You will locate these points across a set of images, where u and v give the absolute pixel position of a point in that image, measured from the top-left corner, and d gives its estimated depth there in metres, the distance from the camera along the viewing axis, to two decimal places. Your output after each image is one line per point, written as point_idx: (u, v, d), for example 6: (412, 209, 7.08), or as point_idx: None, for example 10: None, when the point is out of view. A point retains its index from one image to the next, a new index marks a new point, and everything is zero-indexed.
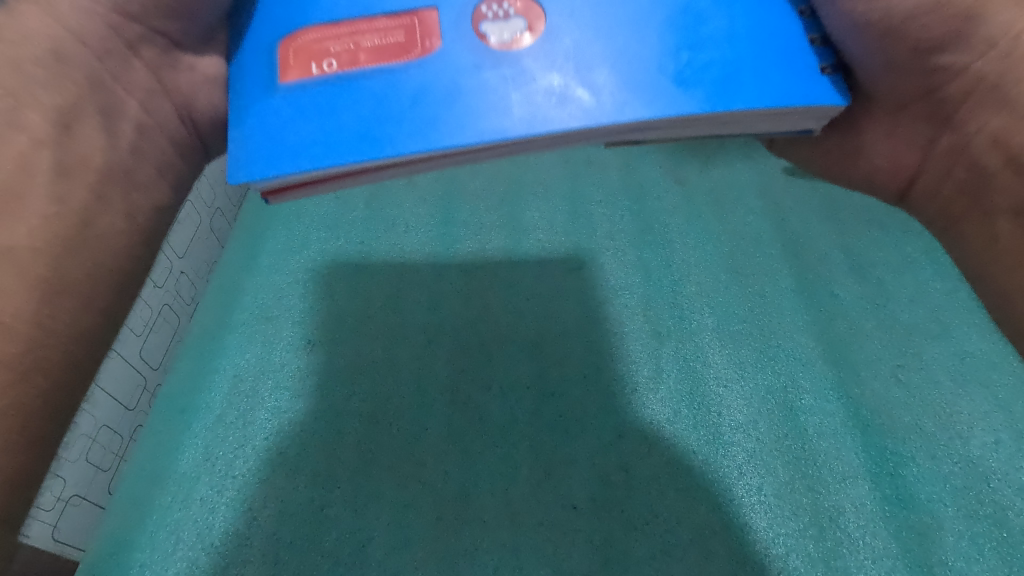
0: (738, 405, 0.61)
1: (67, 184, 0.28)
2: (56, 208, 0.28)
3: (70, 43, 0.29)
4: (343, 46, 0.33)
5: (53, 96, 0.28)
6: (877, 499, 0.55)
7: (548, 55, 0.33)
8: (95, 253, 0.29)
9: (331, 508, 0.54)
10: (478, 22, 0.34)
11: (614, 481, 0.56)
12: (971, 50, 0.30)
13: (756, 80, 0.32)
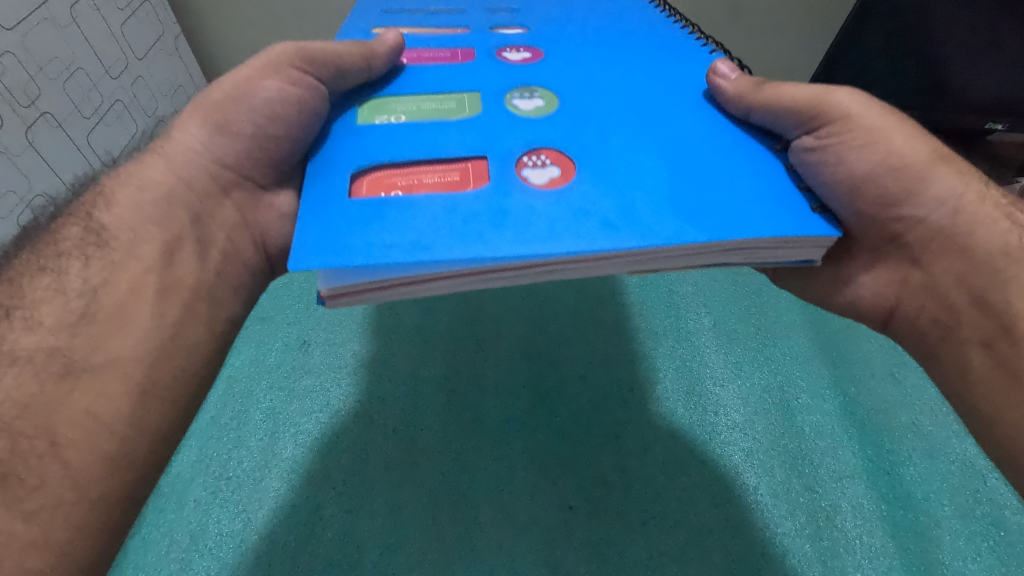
0: (735, 404, 0.60)
1: (167, 304, 0.34)
2: (155, 324, 0.33)
3: (182, 194, 0.37)
4: (404, 181, 0.35)
5: (163, 233, 0.35)
6: (874, 498, 0.54)
7: (582, 193, 0.34)
8: (178, 355, 0.33)
9: (325, 509, 0.54)
10: (520, 168, 0.36)
11: (610, 481, 0.55)
12: (925, 206, 0.36)
13: (765, 211, 0.33)
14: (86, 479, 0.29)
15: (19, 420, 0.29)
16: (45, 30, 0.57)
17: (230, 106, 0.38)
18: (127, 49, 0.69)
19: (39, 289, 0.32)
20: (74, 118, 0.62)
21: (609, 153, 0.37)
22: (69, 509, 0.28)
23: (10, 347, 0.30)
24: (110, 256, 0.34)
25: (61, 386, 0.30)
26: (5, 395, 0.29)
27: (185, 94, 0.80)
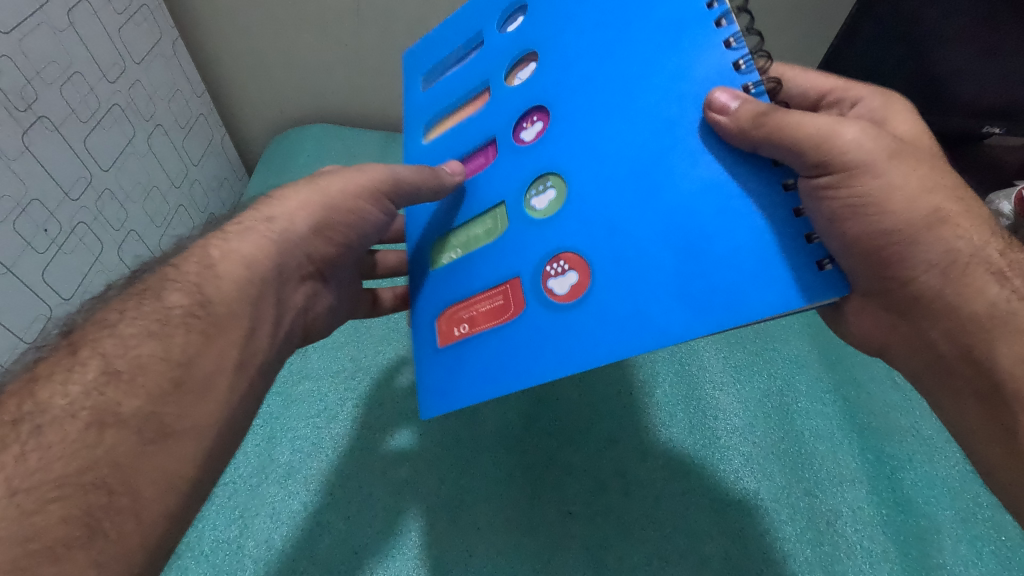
0: (735, 409, 0.60)
1: (240, 377, 0.41)
2: (230, 397, 0.40)
3: (269, 271, 0.44)
4: (469, 315, 0.45)
5: (253, 309, 0.42)
6: (874, 502, 0.54)
7: (597, 300, 0.39)
8: (236, 419, 0.40)
9: (322, 516, 0.53)
10: (546, 280, 0.42)
11: (610, 486, 0.55)
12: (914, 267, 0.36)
13: (749, 282, 0.34)
14: (149, 530, 0.34)
15: (111, 480, 0.34)
16: (41, 34, 0.57)
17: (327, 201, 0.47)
18: (125, 54, 0.69)
19: (143, 357, 0.38)
20: (71, 121, 0.61)
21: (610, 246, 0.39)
22: (132, 556, 0.34)
23: (114, 408, 0.36)
24: (212, 333, 0.40)
25: (151, 449, 0.36)
26: (107, 454, 0.34)
27: (184, 98, 0.80)
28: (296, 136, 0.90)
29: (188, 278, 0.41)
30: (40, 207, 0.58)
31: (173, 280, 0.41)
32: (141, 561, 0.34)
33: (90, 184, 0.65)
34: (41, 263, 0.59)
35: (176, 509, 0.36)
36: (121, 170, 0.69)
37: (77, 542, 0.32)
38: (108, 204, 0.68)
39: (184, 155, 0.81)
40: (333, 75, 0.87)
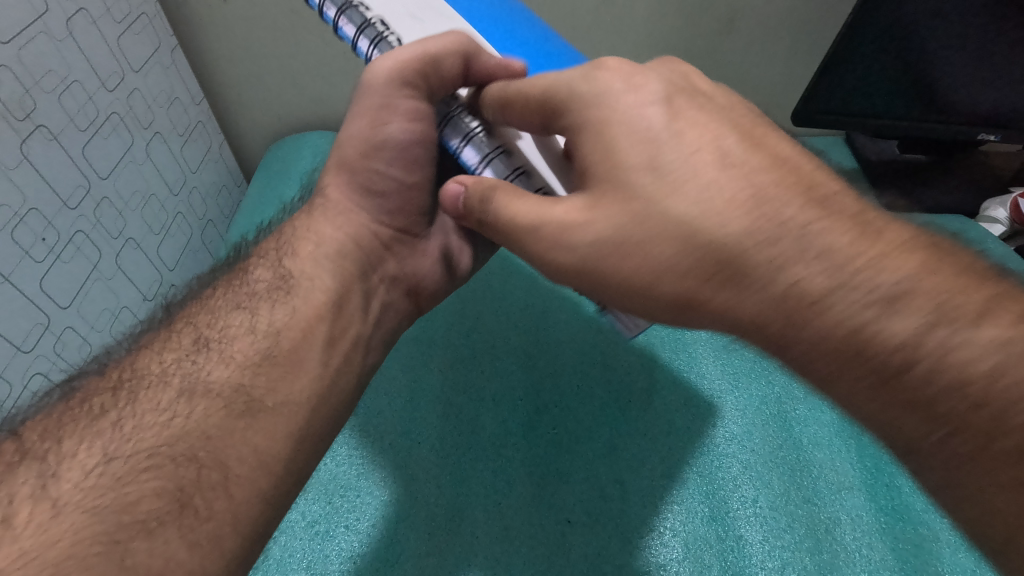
0: (733, 416, 0.60)
1: (330, 353, 0.45)
2: (320, 371, 0.44)
3: (349, 256, 0.50)
4: None
5: (335, 285, 0.48)
6: (872, 509, 0.54)
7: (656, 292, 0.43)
8: (323, 401, 0.44)
9: (321, 525, 0.53)
10: None
11: (608, 493, 0.55)
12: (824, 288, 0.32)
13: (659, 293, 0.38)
14: (240, 508, 0.37)
15: (204, 455, 0.37)
16: (39, 44, 0.57)
17: (367, 173, 0.51)
18: (123, 62, 0.69)
19: (234, 330, 0.44)
20: (69, 129, 0.61)
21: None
22: (224, 538, 0.35)
23: (206, 381, 0.40)
24: (292, 304, 0.46)
25: (250, 417, 0.39)
26: (199, 425, 0.38)
27: (181, 106, 0.80)
28: (293, 144, 0.90)
29: (270, 259, 0.49)
30: (37, 216, 0.58)
31: (261, 263, 0.49)
32: (231, 544, 0.36)
33: (88, 193, 0.65)
34: (38, 272, 0.59)
35: (268, 493, 0.38)
36: (119, 178, 0.69)
37: (169, 517, 0.34)
38: (106, 212, 0.68)
39: (182, 162, 0.81)
40: (329, 82, 0.88)
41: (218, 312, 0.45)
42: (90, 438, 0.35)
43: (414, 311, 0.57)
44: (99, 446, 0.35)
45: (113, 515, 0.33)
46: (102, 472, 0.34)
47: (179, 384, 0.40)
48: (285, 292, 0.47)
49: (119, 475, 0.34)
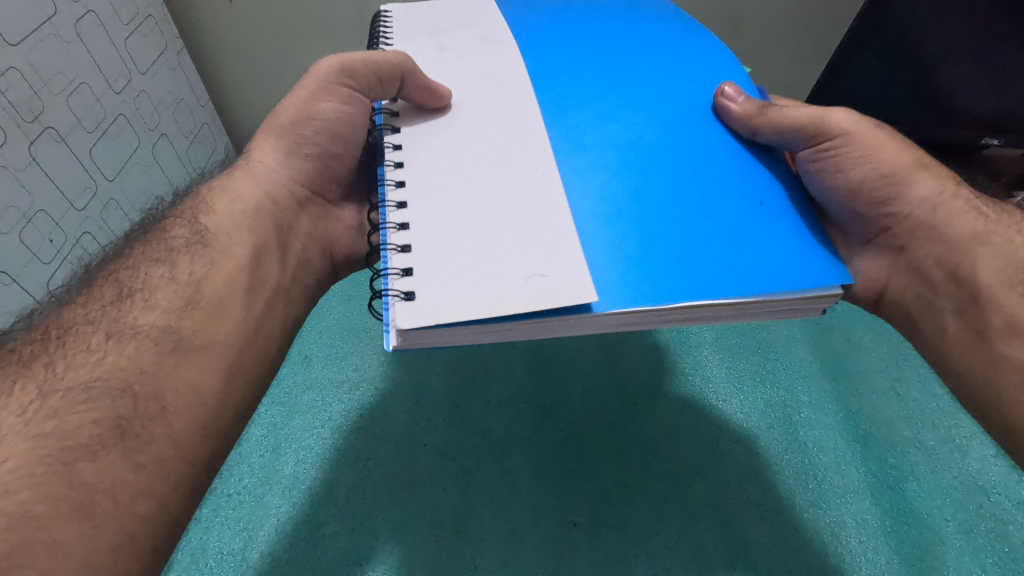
0: (738, 420, 0.60)
1: (253, 300, 0.41)
2: (245, 316, 0.40)
3: (269, 208, 0.45)
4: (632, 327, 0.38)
5: (253, 240, 0.43)
6: (878, 512, 0.54)
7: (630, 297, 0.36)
8: (258, 345, 0.41)
9: (328, 527, 0.53)
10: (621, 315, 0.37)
11: (613, 497, 0.55)
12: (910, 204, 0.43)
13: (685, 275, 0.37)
14: (181, 438, 0.35)
15: (137, 385, 0.35)
16: (48, 46, 0.57)
17: (298, 130, 0.47)
18: (131, 65, 0.69)
19: (155, 278, 0.39)
20: (77, 131, 0.61)
21: (638, 184, 0.41)
22: (167, 461, 0.34)
23: (133, 323, 0.37)
24: (211, 256, 0.41)
25: (172, 361, 0.36)
26: (130, 362, 0.36)
27: (187, 107, 0.80)
28: None
29: (187, 216, 0.43)
30: (45, 217, 0.58)
31: (178, 220, 0.43)
32: (176, 468, 0.35)
33: (95, 195, 0.65)
34: (45, 272, 0.60)
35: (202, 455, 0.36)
36: (125, 179, 0.69)
37: (110, 444, 0.33)
38: (112, 213, 0.68)
39: (187, 163, 0.81)
40: None
41: (134, 265, 0.40)
42: (24, 378, 0.34)
43: (334, 276, 0.51)
44: (35, 385, 0.34)
45: (55, 441, 0.32)
46: (40, 407, 0.33)
47: (108, 327, 0.37)
48: (201, 244, 0.42)
49: (55, 405, 0.33)
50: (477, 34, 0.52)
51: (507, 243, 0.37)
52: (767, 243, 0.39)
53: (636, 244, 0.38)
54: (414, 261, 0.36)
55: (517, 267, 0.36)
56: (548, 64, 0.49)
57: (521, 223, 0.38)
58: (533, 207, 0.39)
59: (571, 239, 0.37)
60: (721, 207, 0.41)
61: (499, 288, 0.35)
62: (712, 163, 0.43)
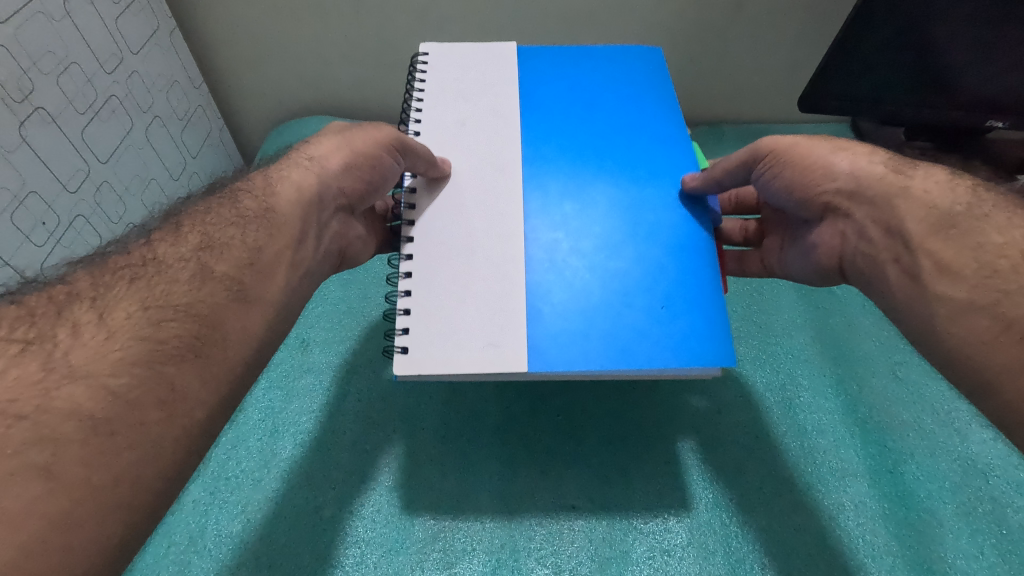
0: (739, 403, 0.60)
1: None
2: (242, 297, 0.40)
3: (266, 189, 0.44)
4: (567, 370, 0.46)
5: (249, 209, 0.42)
6: (877, 496, 0.54)
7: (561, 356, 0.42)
8: None
9: (326, 510, 0.53)
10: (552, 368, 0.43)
11: (612, 480, 0.55)
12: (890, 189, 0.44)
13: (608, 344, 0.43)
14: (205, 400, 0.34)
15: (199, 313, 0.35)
16: (38, 24, 0.56)
17: (356, 161, 0.48)
18: (123, 45, 0.68)
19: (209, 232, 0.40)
20: (68, 112, 0.60)
21: (588, 270, 0.47)
22: None
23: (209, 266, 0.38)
24: (272, 230, 0.42)
25: (238, 307, 0.37)
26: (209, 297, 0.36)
27: (181, 89, 0.79)
28: (297, 130, 0.90)
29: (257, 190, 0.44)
30: (37, 200, 0.58)
31: (247, 192, 0.44)
32: None
33: (88, 177, 0.64)
34: (39, 255, 0.59)
35: None
36: (119, 163, 0.68)
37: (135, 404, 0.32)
38: (105, 197, 0.67)
39: (182, 146, 0.80)
40: (335, 67, 0.87)
41: (215, 222, 0.41)
42: None
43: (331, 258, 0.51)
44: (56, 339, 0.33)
45: (149, 344, 0.33)
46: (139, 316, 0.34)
47: (190, 262, 0.37)
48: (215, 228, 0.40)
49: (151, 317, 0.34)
50: (490, 104, 0.56)
51: (472, 313, 0.44)
52: (691, 328, 0.44)
53: (575, 321, 0.44)
54: (412, 322, 0.44)
55: (474, 335, 0.43)
56: (544, 133, 0.54)
57: (485, 296, 0.45)
58: (494, 286, 0.45)
59: (521, 318, 0.44)
60: (660, 289, 0.46)
61: (460, 354, 0.42)
62: (663, 248, 0.48)
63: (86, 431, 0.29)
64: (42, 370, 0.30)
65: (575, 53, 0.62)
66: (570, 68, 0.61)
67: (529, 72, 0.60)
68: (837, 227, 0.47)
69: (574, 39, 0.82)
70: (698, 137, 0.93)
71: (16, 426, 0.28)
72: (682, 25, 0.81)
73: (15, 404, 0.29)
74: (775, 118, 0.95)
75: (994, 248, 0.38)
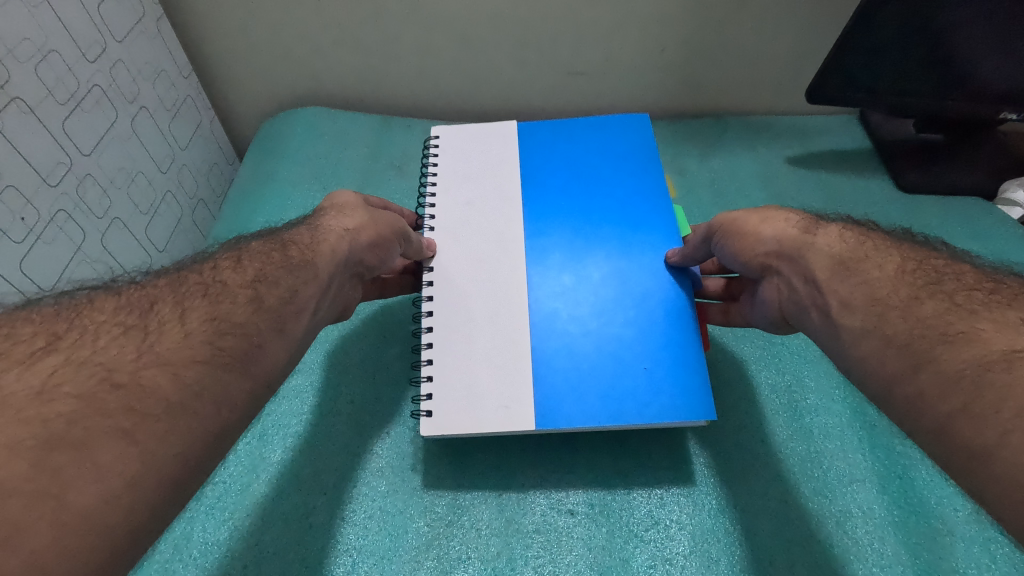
0: (743, 406, 0.59)
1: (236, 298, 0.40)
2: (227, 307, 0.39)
3: None
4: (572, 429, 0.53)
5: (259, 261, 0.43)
6: (885, 503, 0.53)
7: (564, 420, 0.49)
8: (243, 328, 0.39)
9: (316, 517, 0.51)
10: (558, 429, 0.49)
11: (613, 486, 0.53)
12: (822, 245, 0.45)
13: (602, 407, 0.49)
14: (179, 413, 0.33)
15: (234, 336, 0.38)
16: (13, 9, 0.54)
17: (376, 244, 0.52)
18: (106, 32, 0.66)
19: (237, 266, 0.43)
20: (47, 102, 0.58)
21: (586, 337, 0.53)
22: None
23: (247, 289, 0.41)
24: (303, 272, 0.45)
25: (267, 336, 0.40)
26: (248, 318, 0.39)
27: (168, 79, 0.77)
28: (292, 122, 0.88)
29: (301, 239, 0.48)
30: (15, 193, 0.55)
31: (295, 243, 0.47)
32: None
33: (71, 170, 0.61)
34: (17, 252, 0.55)
35: None
36: (103, 155, 0.66)
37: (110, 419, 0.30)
38: (90, 191, 0.64)
39: (171, 138, 0.78)
40: (329, 58, 0.84)
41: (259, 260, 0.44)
42: None
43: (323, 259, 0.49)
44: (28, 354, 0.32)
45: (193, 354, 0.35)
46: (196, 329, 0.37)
47: (248, 291, 0.41)
48: (224, 275, 0.42)
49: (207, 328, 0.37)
50: (495, 187, 0.64)
51: (482, 379, 0.51)
52: (675, 387, 0.50)
53: (573, 386, 0.50)
54: (435, 371, 0.52)
55: (490, 396, 0.50)
56: (543, 212, 0.62)
57: (497, 364, 0.52)
58: (502, 352, 0.53)
59: (527, 379, 0.51)
60: (648, 354, 0.52)
61: (476, 412, 0.49)
62: (648, 313, 0.54)
63: (161, 407, 0.32)
64: (136, 352, 0.34)
65: (566, 129, 0.69)
66: (564, 146, 0.67)
67: (529, 153, 0.67)
68: (774, 282, 0.49)
69: (574, 30, 0.80)
70: (701, 130, 0.89)
71: (111, 393, 0.31)
72: (685, 16, 0.79)
73: (115, 374, 0.32)
74: (780, 112, 0.93)
75: (878, 280, 0.41)
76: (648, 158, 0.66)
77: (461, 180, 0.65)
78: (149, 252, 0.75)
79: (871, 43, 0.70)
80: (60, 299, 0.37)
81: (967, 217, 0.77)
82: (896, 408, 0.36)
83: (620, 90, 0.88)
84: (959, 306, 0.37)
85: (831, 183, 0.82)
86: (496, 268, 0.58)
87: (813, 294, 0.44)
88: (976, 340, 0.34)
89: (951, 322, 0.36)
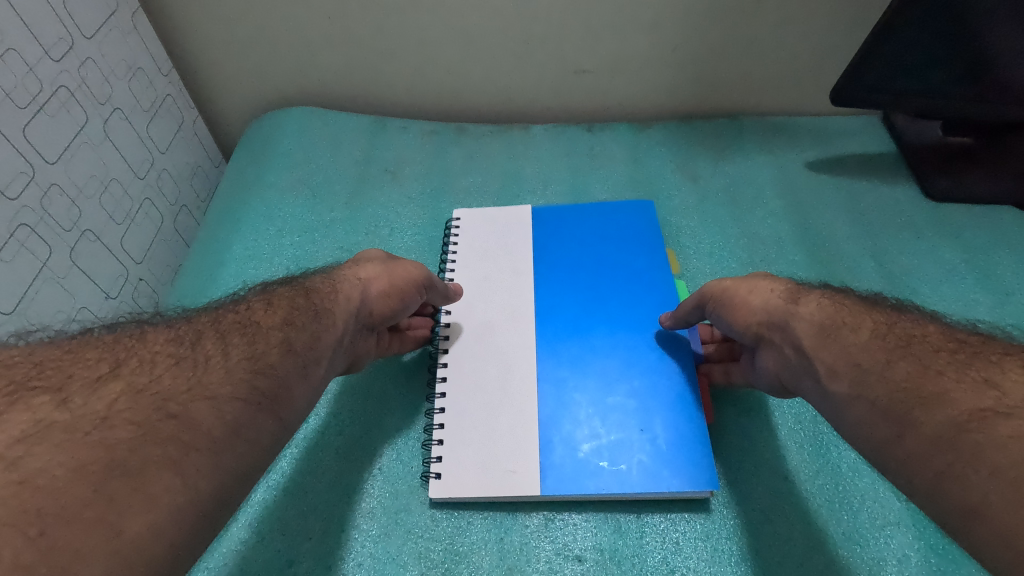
0: (764, 440, 0.54)
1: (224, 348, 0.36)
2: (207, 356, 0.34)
3: None
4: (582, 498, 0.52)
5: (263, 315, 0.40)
6: (923, 548, 0.48)
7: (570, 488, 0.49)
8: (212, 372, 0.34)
9: (300, 565, 0.47)
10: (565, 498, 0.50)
11: (624, 529, 0.49)
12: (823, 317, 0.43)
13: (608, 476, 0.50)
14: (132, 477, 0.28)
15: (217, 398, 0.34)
16: None
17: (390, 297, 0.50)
18: (73, 28, 0.60)
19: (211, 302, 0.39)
20: (6, 106, 0.53)
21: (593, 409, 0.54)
22: None
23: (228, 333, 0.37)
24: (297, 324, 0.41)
25: (240, 379, 0.35)
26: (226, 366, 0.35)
27: (145, 77, 0.72)
28: (280, 123, 0.83)
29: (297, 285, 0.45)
30: None
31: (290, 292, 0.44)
32: None
33: (34, 180, 0.56)
34: None
35: None
36: (72, 163, 0.61)
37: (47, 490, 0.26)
38: (56, 202, 0.59)
39: (149, 141, 0.73)
40: (319, 54, 0.79)
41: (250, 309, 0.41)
42: None
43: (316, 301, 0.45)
44: None
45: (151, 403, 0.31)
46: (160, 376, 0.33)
47: (280, 334, 0.39)
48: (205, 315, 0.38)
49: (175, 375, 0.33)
50: (512, 261, 0.65)
51: (486, 445, 0.52)
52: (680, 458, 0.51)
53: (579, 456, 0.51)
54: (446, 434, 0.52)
55: (498, 460, 0.51)
56: (555, 284, 0.63)
57: (507, 430, 0.52)
58: (511, 420, 0.53)
59: (534, 447, 0.51)
60: (653, 428, 0.53)
61: (483, 476, 0.50)
62: (649, 388, 0.55)
63: (196, 443, 0.31)
64: (188, 384, 0.33)
65: (579, 206, 0.71)
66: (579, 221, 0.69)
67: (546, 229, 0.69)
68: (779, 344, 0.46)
69: (581, 25, 0.75)
70: (715, 131, 0.84)
71: (116, 433, 0.28)
72: (700, 10, 0.73)
73: (131, 408, 0.30)
74: (798, 112, 0.88)
75: (857, 347, 0.41)
76: (655, 242, 0.67)
77: (481, 256, 0.66)
78: (125, 265, 0.70)
79: (902, 39, 0.65)
80: (115, 328, 0.35)
81: (1002, 226, 0.72)
82: (961, 465, 0.32)
83: (629, 89, 0.83)
84: (929, 368, 0.37)
85: (854, 189, 0.77)
86: (506, 337, 0.59)
87: (804, 363, 0.43)
88: (948, 401, 0.34)
89: (925, 382, 0.36)
